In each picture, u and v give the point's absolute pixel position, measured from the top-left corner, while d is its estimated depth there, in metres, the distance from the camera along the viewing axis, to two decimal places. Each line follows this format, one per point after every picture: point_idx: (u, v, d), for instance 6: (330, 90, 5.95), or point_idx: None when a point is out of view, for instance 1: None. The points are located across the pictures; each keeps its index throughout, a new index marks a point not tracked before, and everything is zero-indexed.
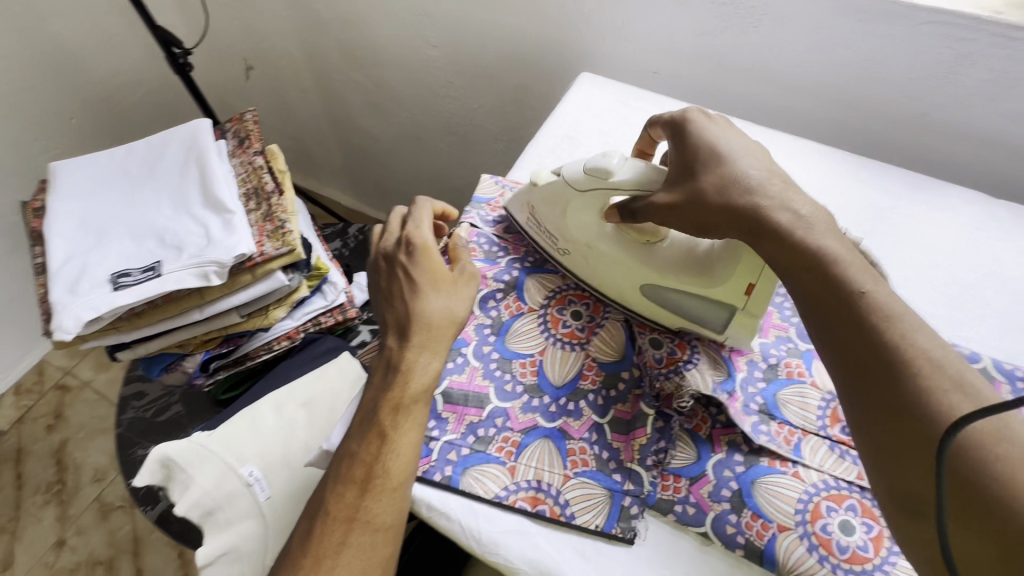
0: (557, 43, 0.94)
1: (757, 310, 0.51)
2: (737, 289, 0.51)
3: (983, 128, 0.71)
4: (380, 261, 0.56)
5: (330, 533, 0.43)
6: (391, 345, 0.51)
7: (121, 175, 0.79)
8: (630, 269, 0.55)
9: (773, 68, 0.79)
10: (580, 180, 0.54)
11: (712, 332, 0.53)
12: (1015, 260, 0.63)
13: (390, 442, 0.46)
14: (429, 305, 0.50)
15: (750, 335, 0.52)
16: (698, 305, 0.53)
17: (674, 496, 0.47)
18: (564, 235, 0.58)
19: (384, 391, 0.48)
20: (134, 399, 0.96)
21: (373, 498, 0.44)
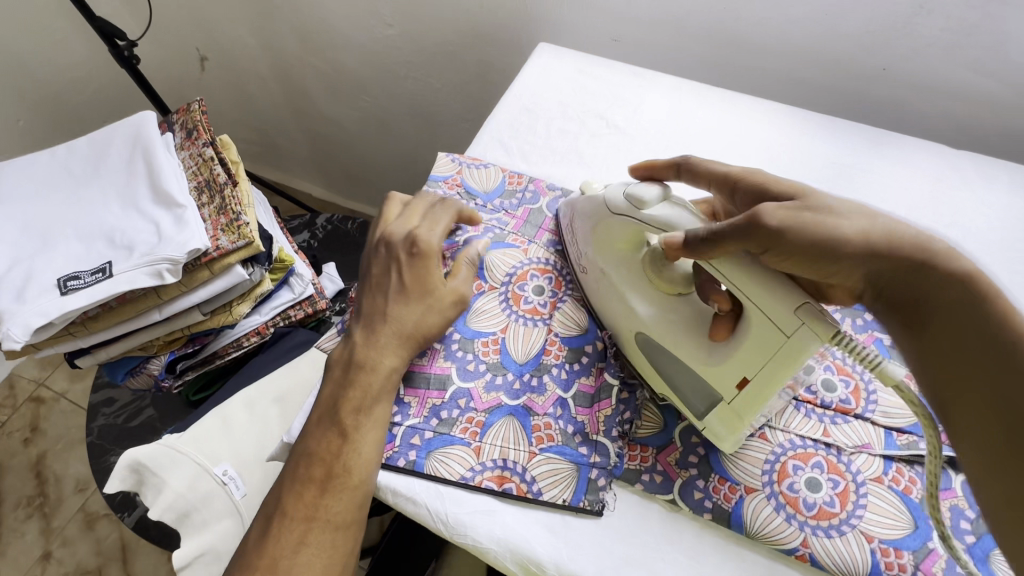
0: (514, 13, 0.91)
1: (744, 411, 0.43)
2: (730, 376, 0.44)
3: (941, 78, 0.71)
4: (379, 246, 0.54)
5: (287, 534, 0.43)
6: (358, 338, 0.50)
7: (64, 175, 0.75)
8: (631, 312, 0.50)
9: (732, 28, 0.77)
10: (618, 205, 0.50)
11: (691, 413, 0.47)
12: (975, 210, 0.63)
13: (350, 442, 0.45)
14: (410, 314, 0.49)
15: (727, 434, 0.45)
16: (687, 377, 0.47)
17: (641, 466, 0.47)
18: (588, 255, 0.53)
19: (343, 386, 0.47)
20: (103, 406, 0.93)
21: (331, 496, 0.44)
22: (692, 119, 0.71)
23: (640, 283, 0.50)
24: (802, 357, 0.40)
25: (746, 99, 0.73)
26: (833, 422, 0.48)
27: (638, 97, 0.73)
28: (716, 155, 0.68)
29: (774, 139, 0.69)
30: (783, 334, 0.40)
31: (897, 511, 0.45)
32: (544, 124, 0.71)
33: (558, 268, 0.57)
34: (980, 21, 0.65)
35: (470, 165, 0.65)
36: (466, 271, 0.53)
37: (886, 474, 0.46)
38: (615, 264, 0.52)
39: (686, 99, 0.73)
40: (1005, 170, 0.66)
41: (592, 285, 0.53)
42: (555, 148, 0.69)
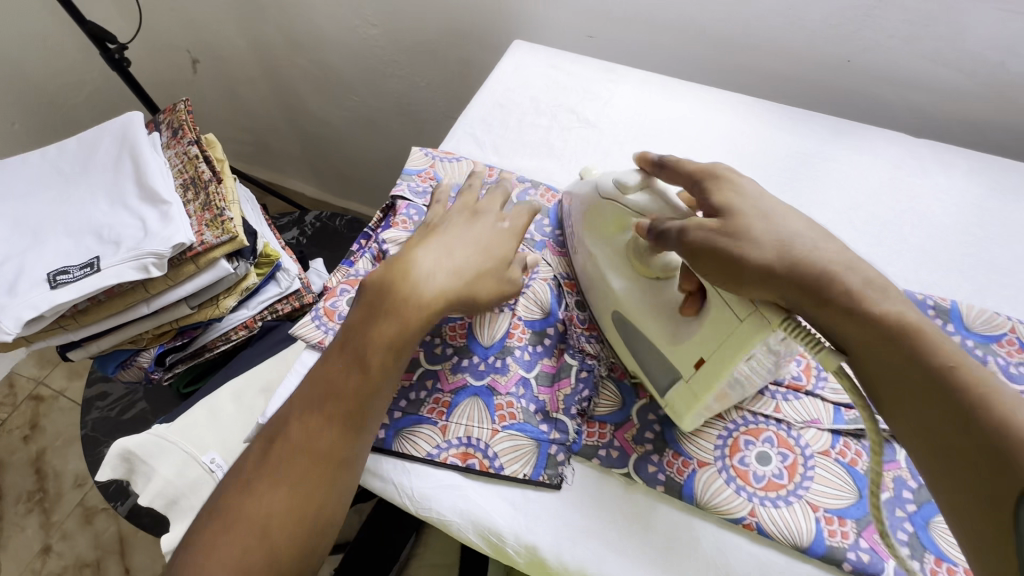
0: (493, 12, 0.94)
1: (699, 389, 0.45)
2: (689, 355, 0.46)
3: (902, 69, 0.73)
4: (461, 205, 0.56)
5: (291, 462, 0.44)
6: (414, 265, 0.49)
7: (55, 174, 0.78)
8: (612, 292, 0.52)
9: (700, 24, 0.79)
10: (605, 190, 0.53)
11: (657, 388, 0.50)
12: (932, 196, 0.65)
13: (373, 380, 0.46)
14: (473, 259, 0.50)
15: (687, 410, 0.47)
16: (653, 356, 0.49)
17: (598, 442, 0.49)
18: (580, 239, 0.56)
19: (378, 316, 0.47)
20: (97, 400, 0.96)
21: (341, 432, 0.45)
22: (659, 112, 0.73)
23: (621, 265, 0.52)
24: (752, 342, 0.41)
25: (713, 92, 0.75)
26: (785, 399, 0.50)
27: (608, 91, 0.75)
28: (681, 147, 0.70)
29: (739, 130, 0.71)
30: (735, 316, 0.42)
31: (843, 482, 0.47)
32: (516, 119, 0.73)
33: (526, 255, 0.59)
34: (936, 13, 0.67)
35: (443, 159, 0.68)
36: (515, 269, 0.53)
37: (834, 447, 0.48)
38: (602, 247, 0.54)
39: (654, 93, 0.75)
40: (962, 157, 0.67)
41: (583, 268, 0.56)
42: (526, 142, 0.71)
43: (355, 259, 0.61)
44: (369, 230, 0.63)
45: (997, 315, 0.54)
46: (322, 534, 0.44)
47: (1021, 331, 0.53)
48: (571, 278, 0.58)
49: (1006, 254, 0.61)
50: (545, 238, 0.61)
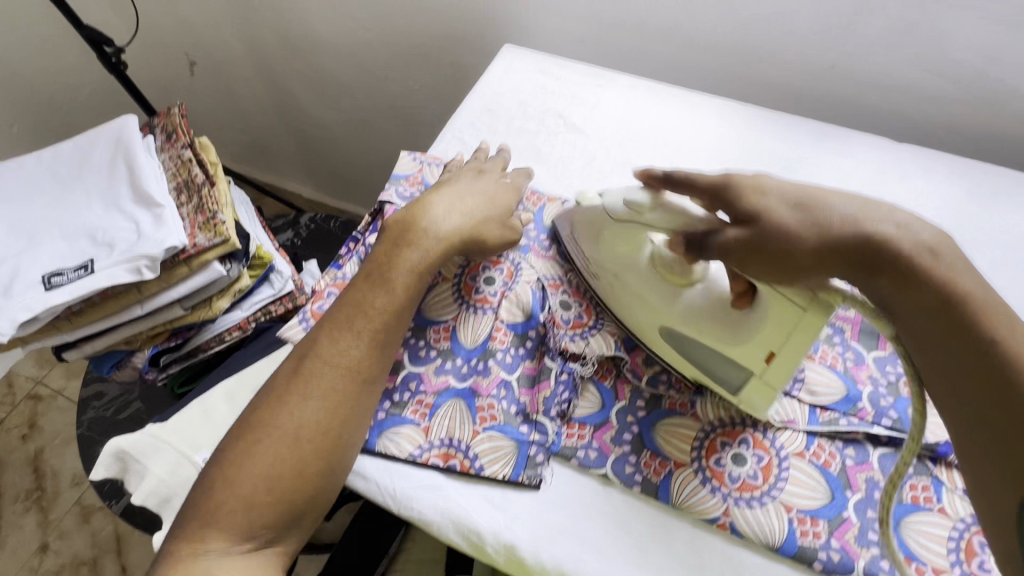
0: (484, 17, 0.95)
1: (776, 380, 0.47)
2: (757, 351, 0.48)
3: (886, 75, 0.74)
4: (466, 168, 0.62)
5: (319, 374, 0.48)
6: (426, 207, 0.55)
7: (50, 177, 0.79)
8: (654, 307, 0.52)
9: (687, 29, 0.80)
10: (618, 212, 0.52)
11: (725, 390, 0.50)
12: (912, 201, 0.65)
13: (392, 302, 0.51)
14: (479, 206, 0.56)
15: (767, 404, 0.48)
16: (715, 361, 0.50)
17: (577, 443, 0.50)
18: (597, 261, 0.55)
19: (399, 248, 0.52)
20: (93, 400, 0.97)
21: (364, 348, 0.49)
22: (645, 117, 0.74)
23: (655, 281, 0.53)
24: (813, 329, 0.45)
25: (699, 97, 0.76)
26: None
27: (596, 96, 0.76)
28: (666, 151, 0.71)
29: (723, 135, 0.72)
30: (798, 308, 0.45)
31: (816, 483, 0.47)
32: (504, 124, 0.74)
33: (511, 258, 0.60)
34: (918, 19, 0.68)
35: (431, 164, 0.69)
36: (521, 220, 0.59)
37: (808, 449, 0.49)
38: (624, 267, 0.54)
39: (641, 98, 0.76)
40: (943, 161, 0.68)
41: (607, 288, 0.55)
42: (514, 147, 0.72)
43: (343, 263, 0.62)
44: (357, 233, 0.64)
45: None
46: (346, 447, 0.48)
47: None
48: (554, 279, 0.59)
49: (984, 258, 0.61)
50: (531, 241, 0.62)
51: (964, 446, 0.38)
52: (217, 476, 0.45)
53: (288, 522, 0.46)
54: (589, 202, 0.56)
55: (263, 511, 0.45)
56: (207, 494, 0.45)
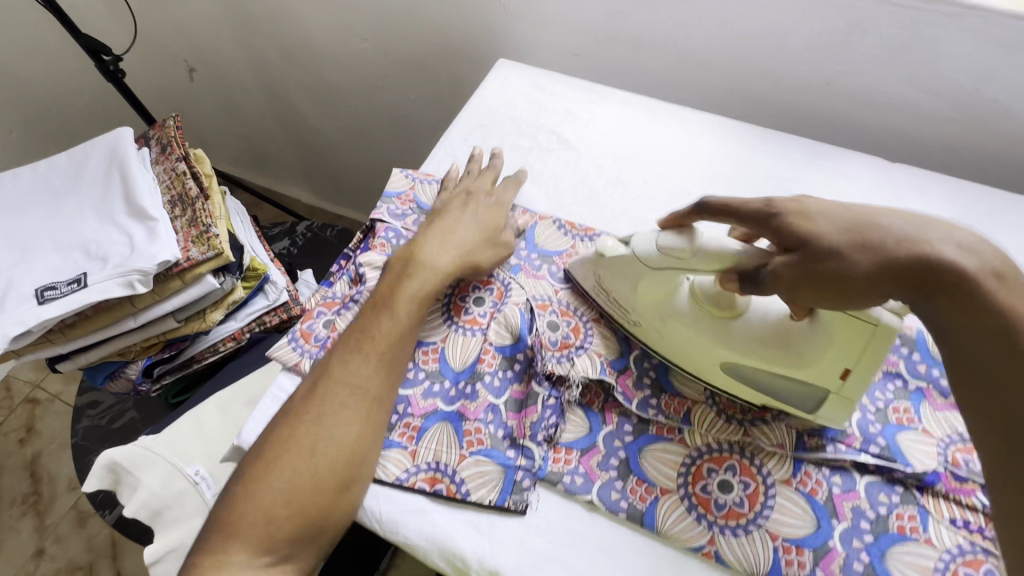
0: (480, 29, 0.94)
1: (854, 394, 0.47)
2: (832, 371, 0.47)
3: (881, 93, 0.73)
4: (459, 192, 0.64)
5: (332, 394, 0.49)
6: (420, 242, 0.58)
7: (45, 189, 0.79)
8: (710, 345, 0.51)
9: (683, 45, 0.80)
10: (654, 259, 0.51)
11: (800, 411, 0.50)
12: None
13: (398, 323, 0.52)
14: (470, 236, 0.59)
15: (848, 415, 0.48)
16: (788, 385, 0.50)
17: (564, 468, 0.50)
18: (636, 308, 0.54)
19: (402, 277, 0.55)
20: (87, 409, 0.97)
21: (374, 367, 0.50)
22: (639, 134, 0.74)
23: (704, 317, 0.52)
24: (890, 338, 0.45)
25: (694, 114, 0.76)
26: (750, 425, 0.51)
27: (590, 112, 0.76)
28: (659, 170, 0.71)
29: (717, 152, 0.72)
30: (871, 323, 0.44)
31: (802, 512, 0.47)
32: (498, 140, 0.74)
33: (501, 279, 0.60)
34: (913, 39, 0.67)
35: (423, 182, 0.69)
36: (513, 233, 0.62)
37: (795, 476, 0.49)
38: (673, 309, 0.53)
39: (635, 114, 0.76)
40: (937, 182, 0.68)
41: (653, 334, 0.54)
42: (507, 164, 0.72)
43: (333, 280, 0.62)
44: (349, 250, 0.65)
45: None
46: (363, 463, 0.48)
47: None
48: (543, 299, 0.59)
49: None
50: (521, 261, 0.62)
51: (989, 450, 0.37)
52: (236, 493, 0.46)
53: (307, 539, 0.46)
54: (613, 252, 0.55)
55: (281, 526, 0.45)
56: (225, 511, 0.46)
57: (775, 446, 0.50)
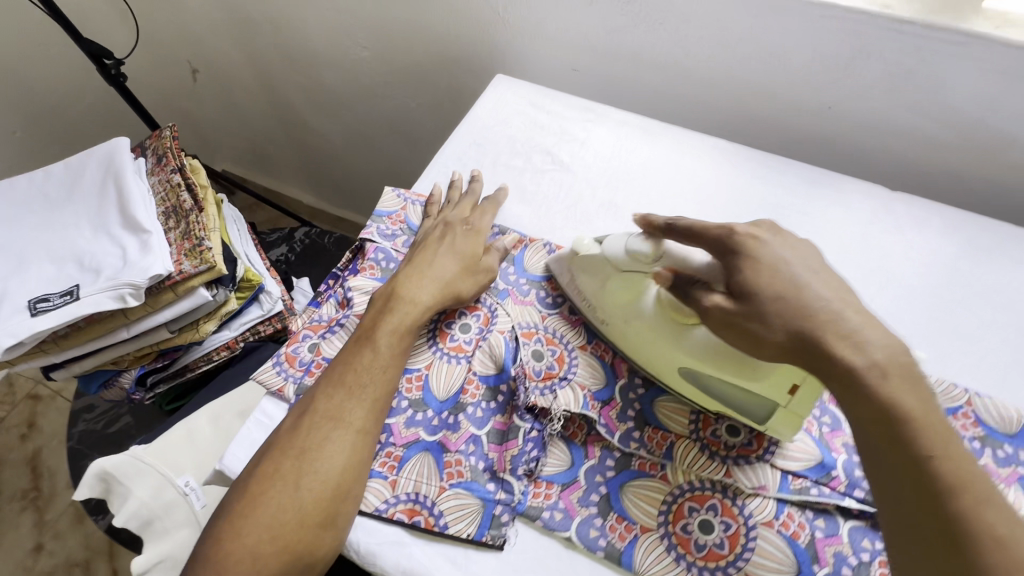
0: (480, 41, 0.93)
1: (803, 409, 0.47)
2: (782, 387, 0.47)
3: (884, 118, 0.72)
4: (437, 223, 0.63)
5: (316, 428, 0.49)
6: (396, 279, 0.58)
7: (41, 199, 0.79)
8: (669, 348, 0.51)
9: (683, 63, 0.79)
10: (621, 260, 0.53)
11: (751, 422, 0.50)
12: (903, 255, 0.64)
13: (380, 357, 0.52)
14: (450, 266, 0.58)
15: (794, 430, 0.48)
16: (740, 396, 0.49)
17: (543, 503, 0.50)
18: (602, 308, 0.56)
19: (384, 311, 0.55)
20: (83, 413, 0.98)
21: (357, 400, 0.50)
22: (634, 156, 0.73)
23: (662, 322, 0.52)
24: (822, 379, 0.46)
25: (690, 136, 0.74)
26: (735, 463, 0.50)
27: (585, 132, 0.75)
28: (654, 195, 0.70)
29: (713, 177, 0.71)
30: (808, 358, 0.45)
31: (782, 555, 0.47)
32: (491, 159, 0.73)
33: (488, 305, 0.60)
34: (917, 66, 0.66)
35: (414, 202, 0.69)
36: (497, 256, 0.62)
37: (777, 518, 0.48)
38: (636, 313, 0.53)
39: (631, 135, 0.75)
40: (937, 212, 0.67)
41: (617, 334, 0.55)
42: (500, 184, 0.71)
43: (321, 300, 0.63)
44: (338, 270, 0.65)
45: (953, 386, 0.54)
46: (347, 497, 0.48)
47: (978, 405, 0.52)
48: (528, 327, 0.58)
49: (977, 318, 0.60)
50: (508, 285, 0.62)
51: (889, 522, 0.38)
52: (222, 530, 0.46)
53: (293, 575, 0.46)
54: (587, 250, 0.57)
55: (267, 563, 0.45)
56: (211, 548, 0.46)
57: (757, 487, 0.49)
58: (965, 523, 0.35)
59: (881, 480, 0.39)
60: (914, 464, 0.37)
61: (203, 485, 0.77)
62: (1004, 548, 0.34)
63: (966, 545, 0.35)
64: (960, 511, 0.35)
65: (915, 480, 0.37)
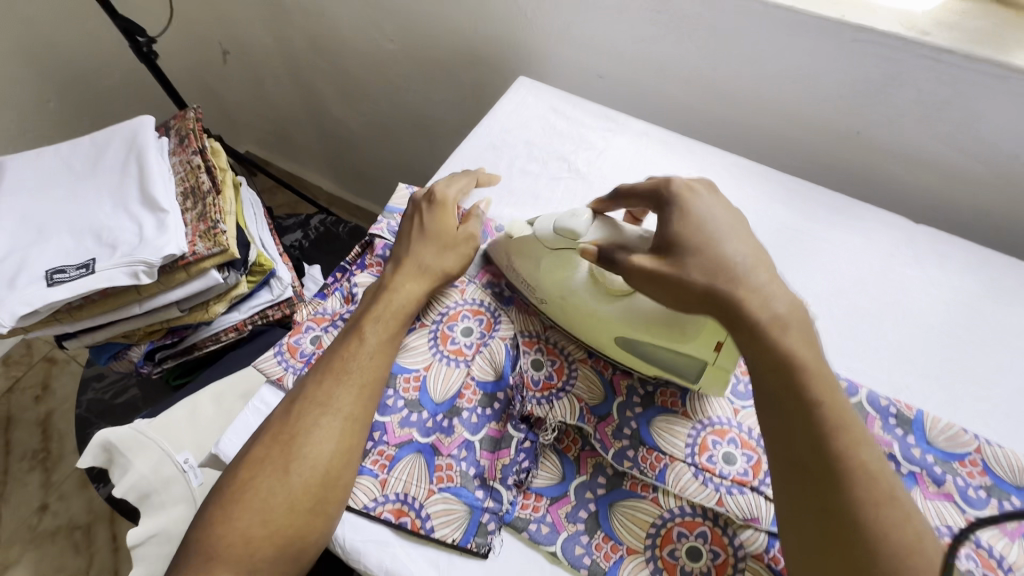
0: (506, 41, 0.93)
1: (728, 365, 0.50)
2: (705, 347, 0.49)
3: (914, 148, 0.70)
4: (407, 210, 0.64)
5: (304, 414, 0.49)
6: (385, 272, 0.59)
7: (65, 171, 0.81)
8: (605, 322, 0.53)
9: (709, 77, 0.77)
10: (550, 239, 0.55)
11: (685, 380, 0.53)
12: (922, 290, 0.62)
13: (366, 346, 0.53)
14: (427, 252, 0.59)
15: (723, 385, 0.51)
16: (671, 357, 0.52)
17: (531, 515, 0.49)
18: (540, 288, 0.57)
19: (371, 303, 0.56)
20: (94, 381, 1.01)
21: (344, 387, 0.51)
22: (653, 169, 0.72)
23: (597, 295, 0.54)
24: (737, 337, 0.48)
25: (711, 153, 0.73)
26: (728, 491, 0.49)
27: (604, 141, 0.75)
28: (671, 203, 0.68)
29: (731, 196, 0.69)
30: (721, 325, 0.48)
31: None
32: (507, 162, 0.73)
33: (491, 310, 0.60)
34: (952, 97, 0.64)
35: None
36: (477, 221, 0.62)
37: (768, 551, 0.47)
38: (569, 290, 0.55)
39: (650, 147, 0.74)
40: (961, 249, 0.64)
41: (558, 312, 0.57)
42: (513, 189, 0.71)
43: (327, 293, 0.63)
44: (346, 263, 0.65)
45: (963, 431, 0.52)
46: (338, 482, 0.48)
47: (988, 452, 0.51)
48: (530, 336, 0.58)
49: (993, 361, 0.58)
50: (513, 292, 0.61)
51: (786, 471, 0.41)
52: (214, 514, 0.47)
53: (286, 560, 0.46)
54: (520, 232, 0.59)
55: (261, 547, 0.45)
56: (206, 533, 0.47)
57: (749, 519, 0.47)
58: (847, 462, 0.39)
59: (777, 429, 0.42)
60: (804, 412, 0.41)
61: (201, 463, 0.78)
62: (875, 482, 0.39)
63: (846, 482, 0.39)
64: (842, 452, 0.40)
65: (806, 426, 0.41)
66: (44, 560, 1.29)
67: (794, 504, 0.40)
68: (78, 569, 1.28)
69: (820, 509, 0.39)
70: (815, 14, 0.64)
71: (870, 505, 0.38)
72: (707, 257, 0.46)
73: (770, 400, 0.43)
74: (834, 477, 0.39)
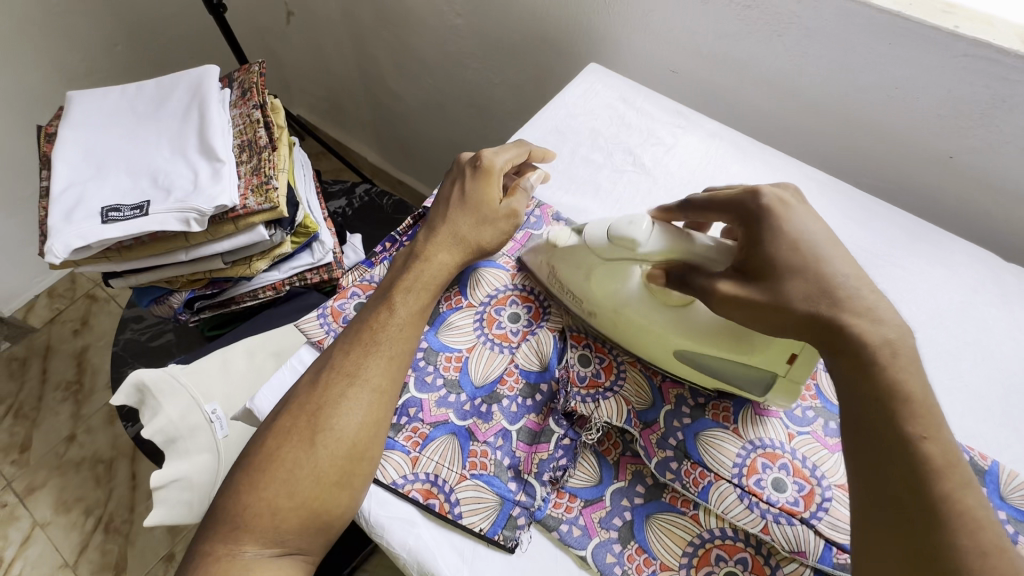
0: (579, 26, 0.89)
1: (800, 378, 0.47)
2: (779, 357, 0.46)
3: (1014, 179, 0.64)
4: (449, 172, 0.61)
5: (331, 383, 0.48)
6: (418, 239, 0.57)
7: (129, 111, 0.82)
8: (660, 335, 0.50)
9: (794, 80, 0.73)
10: (603, 248, 0.50)
11: (750, 395, 0.50)
12: (1007, 332, 0.57)
13: (395, 318, 0.51)
14: (464, 222, 0.56)
15: (791, 400, 0.48)
16: (732, 371, 0.49)
17: (563, 515, 0.47)
18: (588, 298, 0.53)
19: (401, 274, 0.54)
20: (133, 321, 1.03)
21: (372, 359, 0.49)
22: (722, 173, 0.68)
23: (652, 311, 0.51)
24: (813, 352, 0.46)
25: (786, 161, 0.69)
26: (775, 520, 0.45)
27: (674, 138, 0.71)
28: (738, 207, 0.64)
29: None
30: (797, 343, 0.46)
31: None
32: (570, 149, 0.71)
33: (540, 298, 0.58)
34: None
35: None
36: (522, 197, 0.59)
37: None
38: (623, 301, 0.52)
39: (722, 149, 0.70)
40: None
41: (607, 324, 0.53)
42: (574, 177, 0.69)
43: (375, 261, 0.62)
44: (396, 234, 0.64)
45: None
46: (363, 457, 0.47)
47: None
48: (578, 330, 0.55)
49: None
50: None
51: (876, 511, 0.37)
52: (240, 481, 0.46)
53: (312, 531, 0.45)
54: (565, 240, 0.54)
55: (286, 518, 0.44)
56: (232, 497, 0.46)
57: (794, 553, 0.44)
58: (949, 504, 0.35)
59: (869, 462, 0.38)
60: (903, 450, 0.37)
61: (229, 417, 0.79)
62: (982, 532, 0.35)
63: (948, 528, 0.35)
64: (945, 494, 0.36)
65: (903, 459, 0.37)
66: (68, 487, 1.33)
67: (882, 546, 0.36)
68: (97, 500, 1.32)
69: (916, 555, 0.35)
70: (926, 23, 0.59)
71: (976, 555, 0.34)
72: (787, 271, 0.43)
73: (860, 434, 0.39)
74: (936, 521, 0.35)
